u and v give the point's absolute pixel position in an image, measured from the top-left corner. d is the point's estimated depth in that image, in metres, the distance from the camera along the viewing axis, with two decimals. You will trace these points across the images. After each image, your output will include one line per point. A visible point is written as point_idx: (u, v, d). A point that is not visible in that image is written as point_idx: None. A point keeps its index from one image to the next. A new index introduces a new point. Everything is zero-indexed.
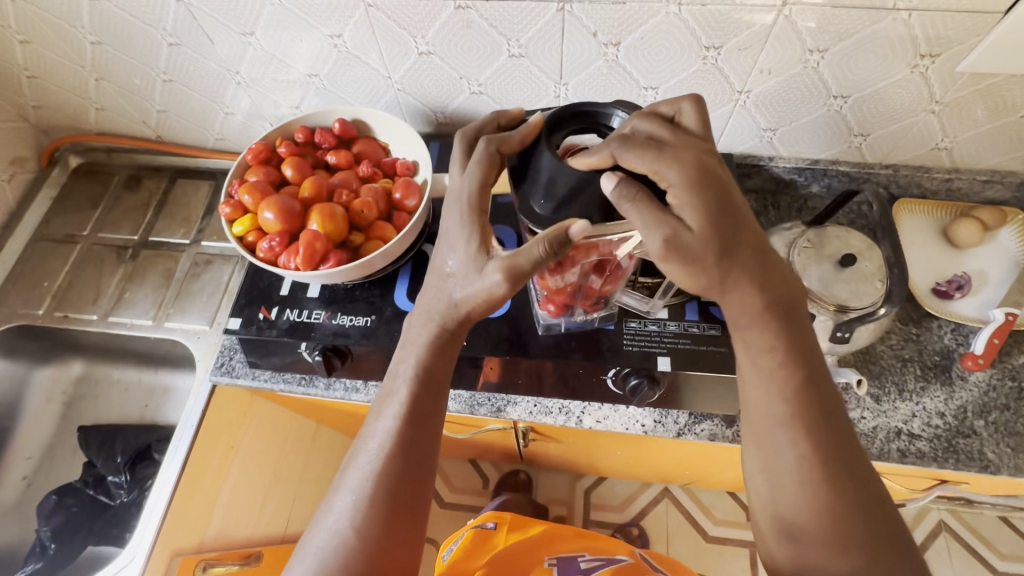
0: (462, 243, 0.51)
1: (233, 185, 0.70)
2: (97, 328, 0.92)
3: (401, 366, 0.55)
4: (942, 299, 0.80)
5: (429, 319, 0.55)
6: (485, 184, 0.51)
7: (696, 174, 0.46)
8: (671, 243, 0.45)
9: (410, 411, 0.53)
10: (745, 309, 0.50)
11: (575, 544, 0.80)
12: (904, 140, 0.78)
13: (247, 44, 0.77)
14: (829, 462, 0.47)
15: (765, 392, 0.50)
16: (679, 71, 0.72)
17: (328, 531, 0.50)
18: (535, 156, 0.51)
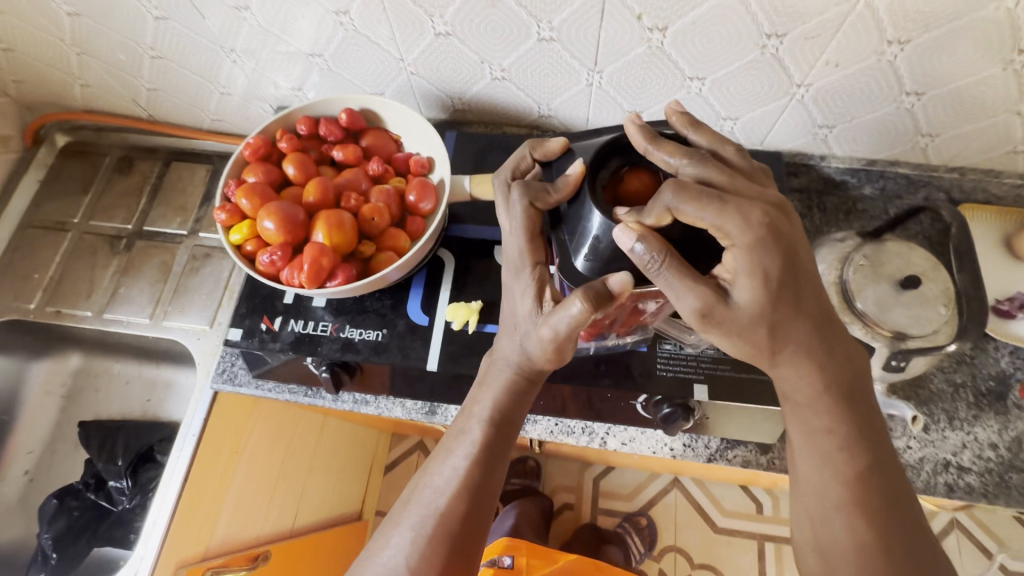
0: (520, 297, 0.47)
1: (229, 186, 0.63)
2: (92, 325, 0.87)
3: (476, 406, 0.50)
4: (1003, 318, 0.73)
5: (504, 365, 0.50)
6: (534, 234, 0.47)
7: (764, 235, 0.40)
8: (713, 314, 0.42)
9: (485, 455, 0.48)
10: (807, 388, 0.45)
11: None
12: (978, 142, 0.69)
13: (242, 18, 0.69)
14: (892, 557, 0.43)
15: (819, 471, 0.46)
16: (731, 61, 0.63)
17: (382, 566, 0.45)
18: (577, 207, 0.46)
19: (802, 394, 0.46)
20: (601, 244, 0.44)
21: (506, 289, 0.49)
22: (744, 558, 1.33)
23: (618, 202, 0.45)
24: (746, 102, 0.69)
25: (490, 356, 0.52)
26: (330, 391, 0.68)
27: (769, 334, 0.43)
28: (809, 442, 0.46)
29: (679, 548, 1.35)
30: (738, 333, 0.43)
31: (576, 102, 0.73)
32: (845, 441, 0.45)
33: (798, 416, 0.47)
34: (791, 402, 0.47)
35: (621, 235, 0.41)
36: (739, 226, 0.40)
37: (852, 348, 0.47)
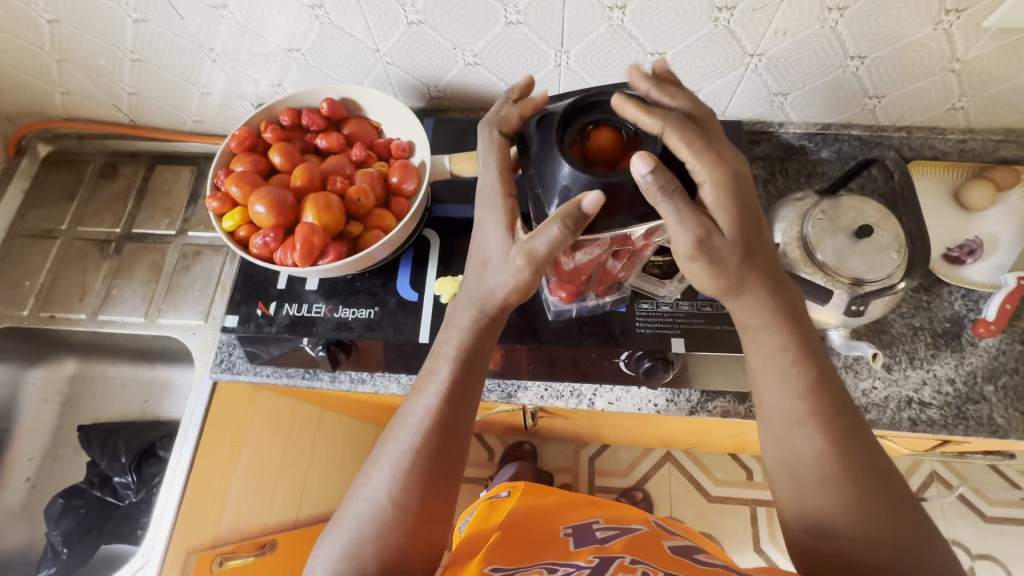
0: (493, 230, 0.50)
1: (218, 177, 0.66)
2: (86, 328, 0.88)
3: (444, 347, 0.54)
4: (954, 264, 0.79)
5: (468, 304, 0.53)
6: (506, 168, 0.50)
7: (730, 178, 0.45)
8: (708, 242, 0.46)
9: (452, 389, 0.51)
10: (755, 313, 0.51)
11: (588, 513, 0.70)
12: (921, 101, 0.75)
13: (220, 17, 0.71)
14: (850, 460, 0.48)
15: (779, 392, 0.51)
16: (688, 35, 0.67)
17: (366, 500, 0.49)
18: (547, 163, 0.47)
19: (756, 319, 0.51)
20: (572, 194, 0.45)
21: (478, 224, 0.52)
22: (738, 524, 1.38)
23: (586, 159, 0.47)
24: (705, 74, 0.74)
25: (457, 297, 0.55)
26: (328, 370, 0.70)
27: (740, 262, 0.48)
28: (767, 364, 0.51)
29: (676, 519, 1.40)
30: (719, 262, 0.47)
31: (546, 82, 0.77)
32: (795, 363, 0.50)
33: (756, 341, 0.52)
34: (748, 331, 0.52)
35: (640, 161, 0.42)
36: (710, 165, 0.45)
37: (789, 290, 0.52)
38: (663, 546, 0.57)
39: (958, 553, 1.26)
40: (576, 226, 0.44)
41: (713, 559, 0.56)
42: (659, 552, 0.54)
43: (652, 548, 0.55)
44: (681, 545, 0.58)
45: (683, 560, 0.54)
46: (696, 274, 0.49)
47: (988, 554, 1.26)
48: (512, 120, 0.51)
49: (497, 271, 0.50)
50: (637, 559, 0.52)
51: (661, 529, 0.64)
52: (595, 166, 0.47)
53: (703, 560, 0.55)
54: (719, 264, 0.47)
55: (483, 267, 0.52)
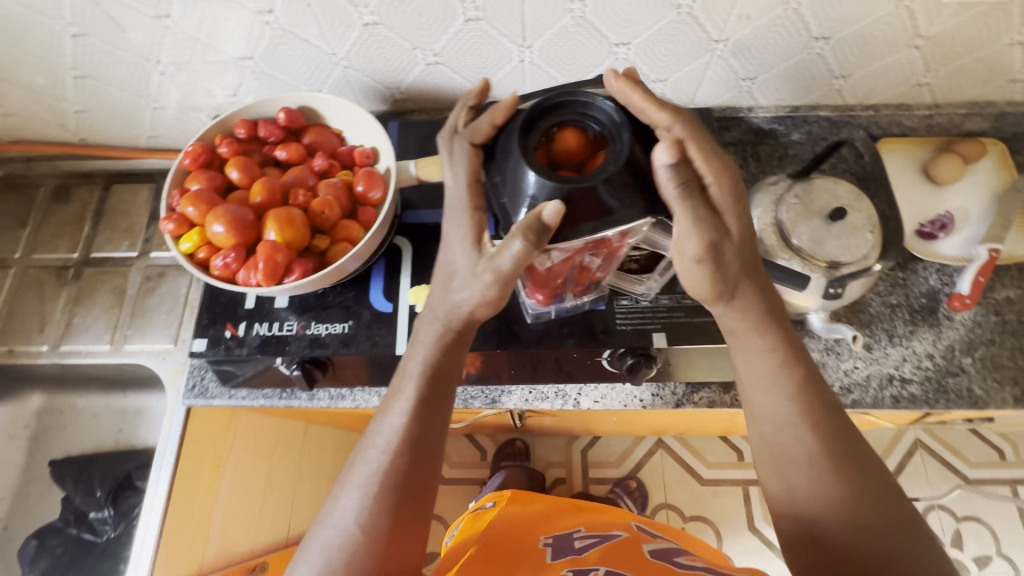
0: (460, 244, 0.49)
1: (173, 197, 0.63)
2: (50, 359, 0.85)
3: (410, 364, 0.52)
4: (927, 240, 0.79)
5: (433, 320, 0.52)
6: (474, 179, 0.49)
7: (736, 187, 0.48)
8: (719, 246, 0.47)
9: (420, 407, 0.50)
10: (745, 318, 0.51)
11: (573, 520, 0.69)
12: (886, 79, 0.75)
13: (164, 28, 0.68)
14: (841, 460, 0.47)
15: (769, 395, 0.51)
16: (652, 23, 0.66)
17: (334, 528, 0.46)
18: (512, 171, 0.46)
19: (744, 324, 0.51)
20: (538, 203, 0.44)
21: (444, 238, 0.51)
22: (731, 504, 1.39)
23: (552, 163, 0.46)
24: (671, 62, 0.72)
25: (422, 314, 0.54)
26: (304, 389, 0.68)
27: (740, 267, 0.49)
28: (754, 365, 0.51)
29: (670, 505, 1.40)
30: (724, 268, 0.48)
31: (511, 78, 0.75)
32: (779, 365, 0.51)
33: (744, 345, 0.52)
34: (736, 335, 0.52)
35: (667, 151, 0.44)
36: (717, 168, 0.47)
37: (772, 292, 0.52)
38: (642, 552, 0.57)
39: (944, 517, 1.29)
40: (540, 238, 0.42)
41: (693, 561, 0.56)
42: (637, 560, 0.54)
43: (631, 556, 0.55)
44: (661, 549, 0.58)
45: (662, 566, 0.53)
46: (696, 280, 0.49)
47: (973, 516, 1.29)
48: (485, 131, 0.49)
49: (462, 286, 0.49)
50: (613, 571, 0.51)
51: (643, 533, 0.64)
52: (560, 170, 0.45)
53: (682, 563, 0.55)
54: (723, 269, 0.48)
55: (449, 282, 0.51)
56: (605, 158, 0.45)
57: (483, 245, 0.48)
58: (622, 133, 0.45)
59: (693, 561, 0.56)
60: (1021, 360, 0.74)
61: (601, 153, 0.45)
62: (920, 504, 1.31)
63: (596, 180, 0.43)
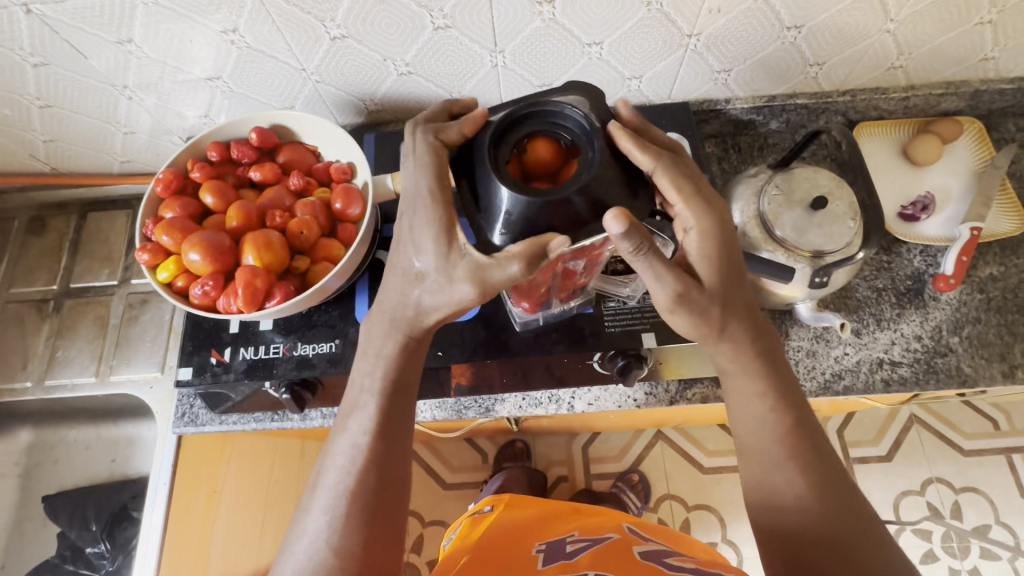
0: (431, 243, 0.46)
1: (147, 225, 0.62)
2: (36, 395, 0.85)
3: (365, 380, 0.52)
4: (908, 222, 0.80)
5: (393, 330, 0.51)
6: (443, 180, 0.47)
7: (717, 229, 0.48)
8: (688, 295, 0.48)
9: (382, 423, 0.50)
10: (735, 358, 0.53)
11: (567, 524, 0.69)
12: (860, 64, 0.75)
13: (128, 52, 0.66)
14: (828, 501, 0.48)
15: (759, 432, 0.52)
16: (623, 22, 0.66)
17: (303, 553, 0.46)
18: (485, 187, 0.45)
19: (733, 364, 0.53)
20: (514, 218, 0.44)
21: (411, 242, 0.48)
22: (733, 491, 1.39)
23: (525, 175, 0.45)
24: (645, 59, 0.72)
25: (377, 310, 0.53)
26: (295, 411, 0.67)
27: (723, 310, 0.50)
28: (743, 405, 0.53)
29: (673, 495, 1.41)
30: (699, 312, 0.49)
31: (486, 84, 0.75)
32: (768, 408, 0.52)
33: (734, 385, 0.54)
34: (727, 376, 0.54)
35: (614, 223, 0.41)
36: (699, 214, 0.47)
37: (766, 331, 0.54)
38: (633, 554, 0.57)
39: (942, 490, 1.31)
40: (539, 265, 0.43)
41: (682, 562, 0.56)
42: (626, 560, 0.55)
43: (620, 559, 0.55)
44: (651, 550, 0.58)
45: (651, 566, 0.54)
46: (680, 322, 0.51)
47: (971, 486, 1.30)
48: (454, 137, 0.48)
49: (439, 292, 0.47)
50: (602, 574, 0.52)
51: (634, 534, 0.64)
52: (534, 181, 0.45)
53: (672, 565, 0.55)
54: (702, 312, 0.49)
55: (421, 284, 0.49)
56: (578, 167, 0.44)
57: (456, 241, 0.46)
58: (593, 141, 0.45)
59: (683, 562, 0.56)
60: (1007, 336, 0.74)
61: (573, 162, 0.45)
62: (918, 478, 1.32)
63: (571, 190, 0.43)
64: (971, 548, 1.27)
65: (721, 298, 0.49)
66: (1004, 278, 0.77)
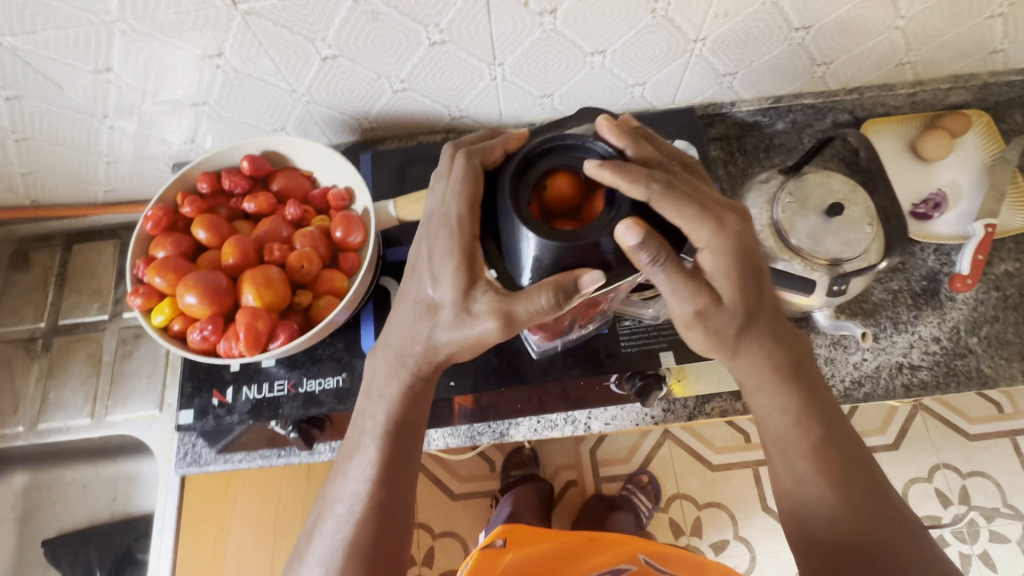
0: (451, 275, 0.44)
1: (137, 266, 0.59)
2: (29, 439, 0.82)
3: (369, 422, 0.49)
4: (922, 220, 0.78)
5: (397, 370, 0.49)
6: (471, 205, 0.44)
7: (734, 243, 0.43)
8: (706, 312, 0.44)
9: (384, 471, 0.48)
10: (755, 374, 0.49)
11: (585, 562, 0.65)
12: (868, 62, 0.73)
13: (107, 81, 0.63)
14: (865, 522, 0.46)
15: (784, 448, 0.49)
16: (626, 29, 0.63)
17: None
18: (507, 233, 0.42)
19: (755, 379, 0.49)
20: (544, 263, 0.41)
21: (430, 273, 0.45)
22: (743, 488, 1.38)
23: (547, 215, 0.42)
24: (649, 66, 0.69)
25: (381, 347, 0.51)
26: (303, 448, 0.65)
27: (739, 328, 0.46)
28: (766, 421, 0.50)
29: (684, 494, 1.40)
30: (718, 330, 0.45)
31: (484, 97, 0.72)
32: (788, 420, 0.49)
33: (757, 400, 0.50)
34: (748, 390, 0.50)
35: (626, 232, 0.39)
36: (710, 229, 0.42)
37: (790, 339, 0.50)
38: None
39: (950, 476, 1.31)
40: (568, 298, 0.40)
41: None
42: None
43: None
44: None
45: None
46: (693, 340, 0.47)
47: (978, 471, 1.30)
48: (496, 156, 0.45)
49: (454, 329, 0.45)
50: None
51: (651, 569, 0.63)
52: (558, 223, 0.42)
53: None
54: (718, 333, 0.46)
55: (435, 318, 0.46)
56: (604, 207, 0.41)
57: (478, 275, 0.44)
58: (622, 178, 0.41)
59: None
60: None
61: (598, 200, 0.42)
62: (926, 465, 1.31)
63: (600, 235, 0.40)
64: (980, 532, 1.27)
65: (740, 318, 0.45)
66: (1019, 274, 0.76)
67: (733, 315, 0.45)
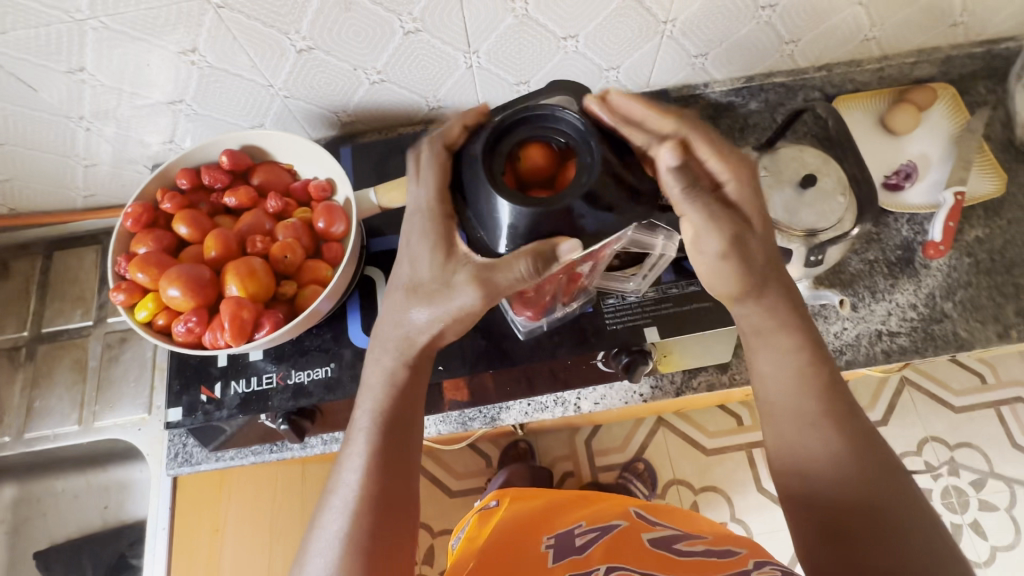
0: (428, 254, 0.46)
1: (120, 264, 0.59)
2: (16, 449, 0.81)
3: (358, 413, 0.49)
4: (893, 191, 0.80)
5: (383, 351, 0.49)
6: (442, 188, 0.46)
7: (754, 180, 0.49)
8: (742, 240, 0.48)
9: (377, 459, 0.47)
10: (775, 315, 0.50)
11: (575, 513, 0.65)
12: (834, 39, 0.74)
13: (80, 81, 0.62)
14: (867, 465, 0.46)
15: (793, 391, 0.49)
16: (597, 13, 0.64)
17: None
18: (483, 205, 0.43)
19: (771, 321, 0.50)
20: (519, 230, 0.42)
21: (408, 257, 0.47)
22: (737, 471, 1.39)
23: (521, 185, 0.43)
24: (621, 49, 0.71)
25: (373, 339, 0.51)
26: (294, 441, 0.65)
27: (765, 261, 0.50)
28: (776, 363, 0.50)
29: (680, 480, 1.40)
30: (750, 261, 0.49)
31: (461, 86, 0.73)
32: (801, 365, 0.50)
33: (768, 342, 0.51)
34: (762, 335, 0.51)
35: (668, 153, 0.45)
36: (733, 168, 0.48)
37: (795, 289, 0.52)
38: (642, 543, 0.55)
39: (938, 448, 1.31)
40: (547, 266, 0.41)
41: (694, 545, 0.54)
42: (637, 553, 0.53)
43: (631, 550, 0.53)
44: (660, 537, 0.56)
45: (660, 555, 0.52)
46: (726, 276, 0.49)
47: (966, 442, 1.31)
48: (457, 134, 0.47)
49: (432, 304, 0.46)
50: (615, 566, 0.50)
51: (643, 520, 0.62)
52: (532, 191, 0.43)
53: (680, 550, 0.53)
54: (750, 263, 0.49)
55: (416, 297, 0.47)
56: (577, 171, 0.42)
57: (456, 251, 0.45)
58: (590, 142, 0.42)
59: (693, 546, 0.54)
60: (998, 298, 0.75)
61: (570, 165, 0.43)
62: (914, 439, 1.32)
63: (573, 197, 0.40)
64: (970, 502, 1.28)
65: (765, 251, 0.50)
66: (989, 241, 0.78)
67: (762, 244, 0.49)
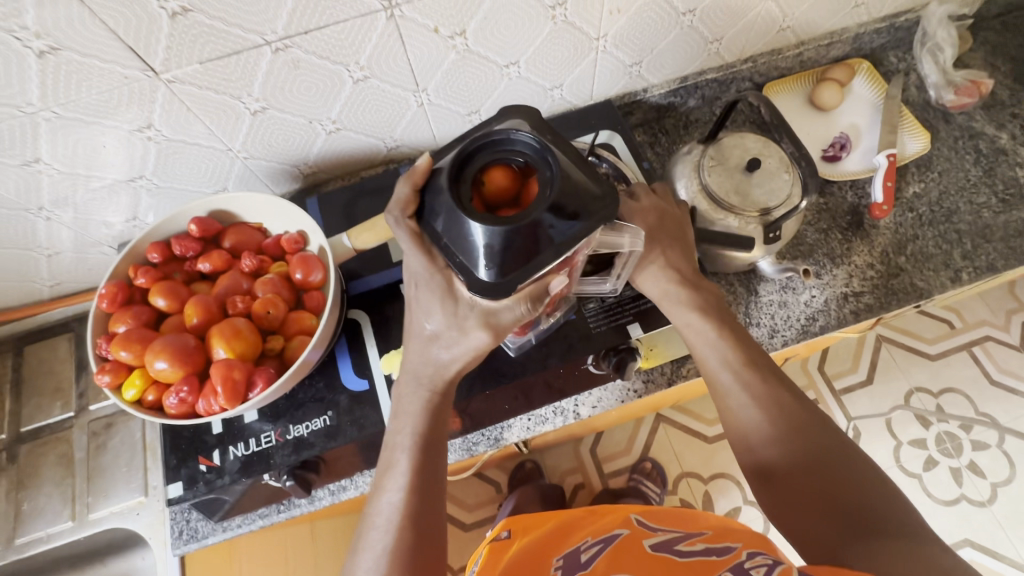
0: (439, 304, 0.50)
1: (100, 346, 0.58)
2: (7, 557, 0.79)
3: (400, 437, 0.53)
4: (833, 162, 0.86)
5: (417, 389, 0.54)
6: (424, 248, 0.48)
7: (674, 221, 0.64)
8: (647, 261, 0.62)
9: (418, 479, 0.50)
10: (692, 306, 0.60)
11: (586, 529, 0.66)
12: (753, 33, 0.80)
13: (36, 172, 0.62)
14: (789, 425, 0.52)
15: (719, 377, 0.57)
16: (533, 38, 0.68)
17: None
18: (460, 234, 0.44)
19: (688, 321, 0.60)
20: (496, 249, 0.42)
21: (422, 312, 0.52)
22: None
23: (490, 207, 0.44)
24: (561, 68, 0.75)
25: (402, 373, 0.55)
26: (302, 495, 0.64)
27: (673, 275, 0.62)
28: (703, 356, 0.58)
29: (688, 472, 1.41)
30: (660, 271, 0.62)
31: (416, 124, 0.75)
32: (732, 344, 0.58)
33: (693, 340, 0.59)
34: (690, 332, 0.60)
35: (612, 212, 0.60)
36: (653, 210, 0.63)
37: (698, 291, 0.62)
38: (642, 548, 0.57)
39: (924, 398, 1.36)
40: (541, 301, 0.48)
41: (692, 545, 0.56)
42: (635, 561, 0.54)
43: (629, 558, 0.55)
44: (661, 541, 0.59)
45: (661, 557, 0.55)
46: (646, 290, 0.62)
47: (949, 387, 1.37)
48: (406, 193, 0.49)
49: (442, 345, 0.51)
50: None
51: (643, 527, 0.64)
52: (501, 212, 0.44)
53: (681, 552, 0.55)
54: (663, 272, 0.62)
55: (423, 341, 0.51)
56: (539, 186, 0.43)
57: (461, 296, 0.49)
58: (547, 157, 0.43)
59: (693, 546, 0.56)
60: (945, 245, 0.80)
61: (531, 180, 0.44)
62: (901, 392, 1.37)
63: (540, 210, 0.41)
64: (963, 444, 1.32)
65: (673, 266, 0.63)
66: (926, 194, 0.84)
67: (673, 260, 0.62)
